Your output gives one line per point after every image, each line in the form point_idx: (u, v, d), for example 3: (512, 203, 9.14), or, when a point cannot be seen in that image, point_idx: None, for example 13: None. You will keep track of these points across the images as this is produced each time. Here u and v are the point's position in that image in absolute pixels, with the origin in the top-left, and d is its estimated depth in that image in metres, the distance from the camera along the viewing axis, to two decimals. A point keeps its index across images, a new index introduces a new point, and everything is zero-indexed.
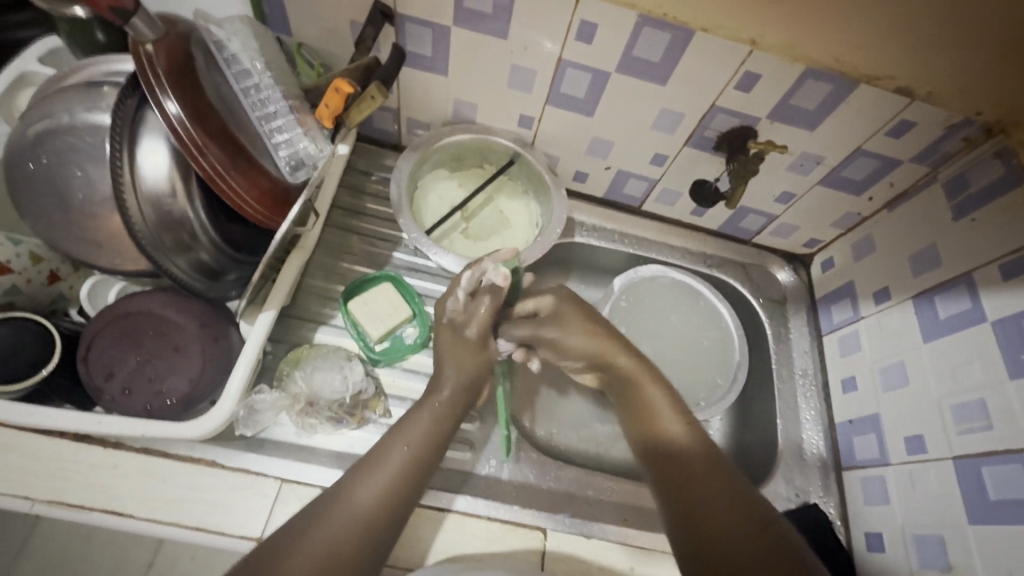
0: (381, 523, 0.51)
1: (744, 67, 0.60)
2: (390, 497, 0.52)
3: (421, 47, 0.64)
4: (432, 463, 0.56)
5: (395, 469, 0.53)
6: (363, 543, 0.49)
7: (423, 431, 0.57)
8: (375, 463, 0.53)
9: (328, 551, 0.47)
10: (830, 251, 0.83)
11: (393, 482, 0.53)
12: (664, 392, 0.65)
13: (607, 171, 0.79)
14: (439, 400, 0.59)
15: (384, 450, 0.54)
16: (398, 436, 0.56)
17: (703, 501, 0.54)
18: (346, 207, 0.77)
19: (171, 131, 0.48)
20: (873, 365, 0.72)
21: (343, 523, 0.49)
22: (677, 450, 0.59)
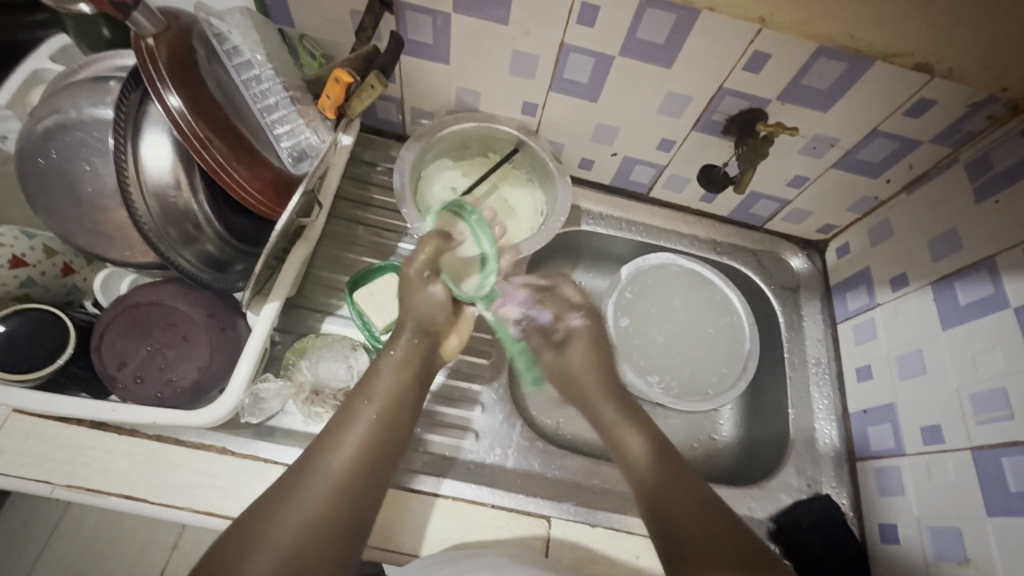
0: (355, 480, 0.52)
1: (753, 45, 0.58)
2: (358, 454, 0.53)
3: (422, 34, 0.64)
4: (398, 422, 0.57)
5: (357, 431, 0.54)
6: (341, 506, 0.50)
7: (381, 392, 0.58)
8: (338, 427, 0.55)
9: (305, 515, 0.48)
10: (845, 237, 0.81)
11: (359, 443, 0.54)
12: (633, 418, 0.66)
13: (614, 157, 0.78)
14: (396, 360, 0.61)
15: (345, 415, 0.56)
16: (359, 402, 0.57)
17: (676, 506, 0.56)
18: (353, 198, 0.78)
19: (173, 124, 0.48)
20: (889, 353, 0.70)
21: (317, 485, 0.50)
22: (646, 466, 0.60)
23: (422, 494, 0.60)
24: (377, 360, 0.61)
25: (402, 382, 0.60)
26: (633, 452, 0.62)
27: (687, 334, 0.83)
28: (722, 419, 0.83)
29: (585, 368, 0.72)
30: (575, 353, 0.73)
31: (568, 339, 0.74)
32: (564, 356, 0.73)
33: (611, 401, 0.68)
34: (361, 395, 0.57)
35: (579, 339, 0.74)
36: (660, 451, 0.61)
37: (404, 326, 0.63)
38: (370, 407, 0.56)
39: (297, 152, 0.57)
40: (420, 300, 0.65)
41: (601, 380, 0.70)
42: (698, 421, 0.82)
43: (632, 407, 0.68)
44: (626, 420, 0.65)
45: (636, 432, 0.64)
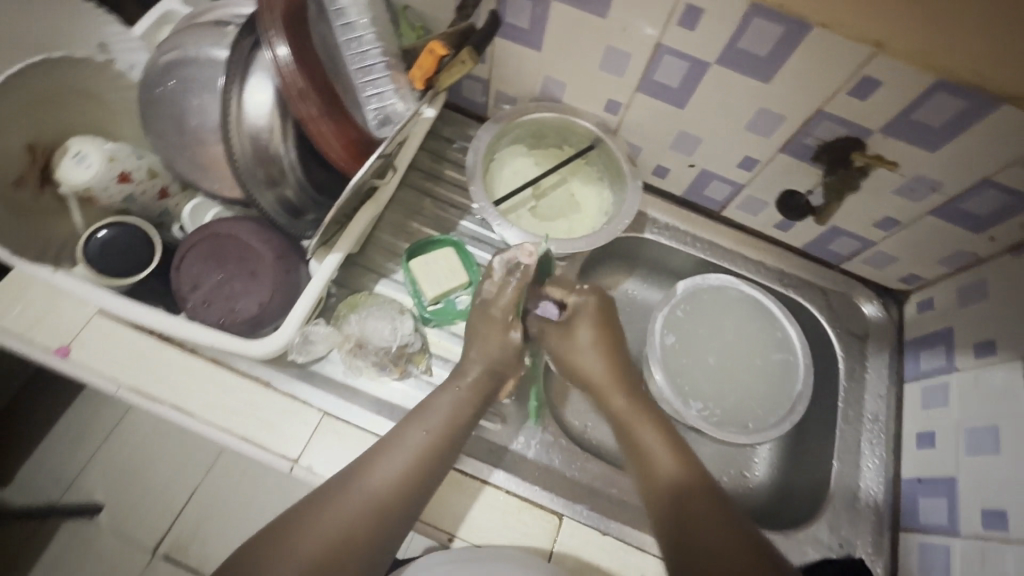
0: (397, 503, 0.52)
1: (863, 70, 0.55)
2: (404, 478, 0.53)
3: (519, 19, 0.64)
4: (449, 454, 0.56)
5: (407, 456, 0.54)
6: (377, 526, 0.50)
7: (439, 420, 0.57)
8: (386, 449, 0.55)
9: (342, 531, 0.49)
10: (931, 291, 0.75)
11: (407, 466, 0.53)
12: (647, 410, 0.63)
13: (690, 169, 0.76)
14: (454, 394, 0.60)
15: (398, 436, 0.55)
16: (412, 426, 0.56)
17: (690, 512, 0.53)
18: (425, 170, 0.80)
19: (277, 74, 0.52)
20: (959, 424, 0.64)
21: (356, 504, 0.50)
22: (657, 467, 0.58)
23: None
24: (439, 390, 0.60)
25: (455, 427, 0.58)
26: (662, 468, 0.57)
27: (736, 363, 0.79)
28: (758, 457, 0.79)
29: (597, 349, 0.66)
30: (582, 335, 0.67)
31: (572, 320, 0.68)
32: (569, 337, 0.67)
33: (622, 389, 0.64)
34: (417, 418, 0.57)
35: (583, 316, 0.67)
36: (680, 469, 0.57)
37: (475, 367, 0.62)
38: (426, 433, 0.56)
39: (382, 116, 0.60)
40: (497, 342, 0.63)
41: (612, 370, 0.65)
42: (731, 454, 0.79)
43: (651, 406, 0.64)
44: (642, 418, 0.62)
45: (655, 439, 0.60)
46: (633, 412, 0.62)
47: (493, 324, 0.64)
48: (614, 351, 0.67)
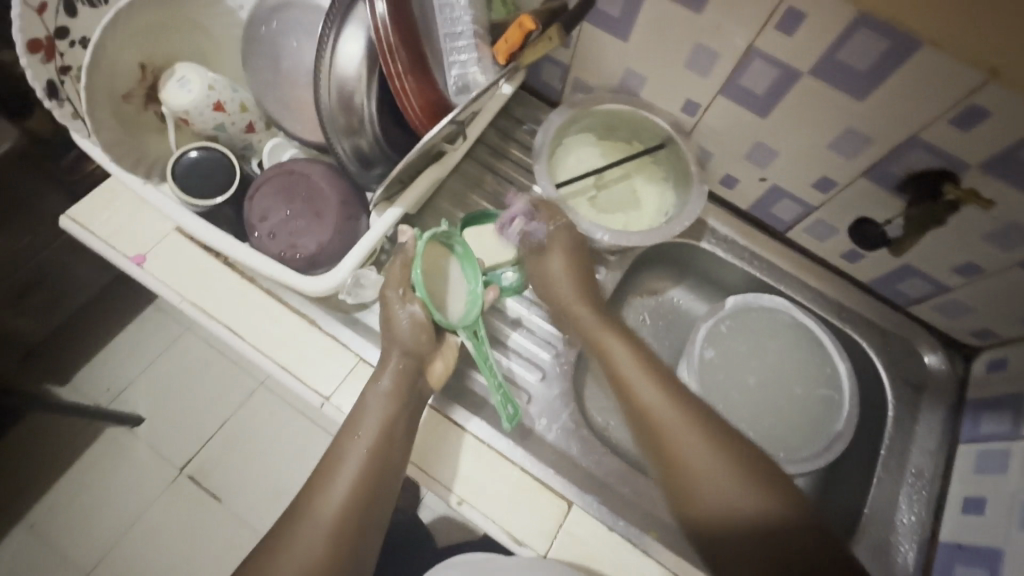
0: (353, 521, 0.54)
1: (970, 98, 0.52)
2: (353, 495, 0.54)
3: (611, 6, 0.64)
4: (389, 460, 0.56)
5: (349, 476, 0.55)
6: (340, 546, 0.53)
7: (371, 427, 0.56)
8: (329, 472, 0.56)
9: (307, 560, 0.51)
10: (1005, 351, 0.69)
11: (352, 483, 0.55)
12: (618, 329, 0.67)
13: (760, 183, 0.74)
14: (380, 394, 0.58)
15: (337, 454, 0.56)
16: (349, 439, 0.57)
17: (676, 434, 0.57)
18: (492, 146, 0.81)
19: (373, 28, 0.54)
20: (1012, 495, 0.59)
21: (307, 536, 0.52)
22: (642, 386, 0.61)
23: (460, 428, 0.62)
24: (365, 394, 0.59)
25: (383, 433, 0.56)
26: (692, 471, 0.55)
27: (777, 389, 0.76)
28: None
29: (564, 269, 0.70)
30: (554, 262, 0.70)
31: (547, 246, 0.71)
32: (544, 266, 0.70)
33: (591, 308, 0.68)
34: (349, 431, 0.57)
35: (561, 247, 0.70)
36: (666, 388, 0.60)
37: (390, 354, 0.60)
38: (361, 448, 0.56)
39: (462, 83, 0.62)
40: (398, 325, 0.60)
41: (582, 287, 0.69)
42: None
43: (615, 320, 0.68)
44: (617, 335, 0.65)
45: (633, 359, 0.63)
46: (601, 327, 0.66)
47: (388, 300, 0.61)
48: (583, 275, 0.70)
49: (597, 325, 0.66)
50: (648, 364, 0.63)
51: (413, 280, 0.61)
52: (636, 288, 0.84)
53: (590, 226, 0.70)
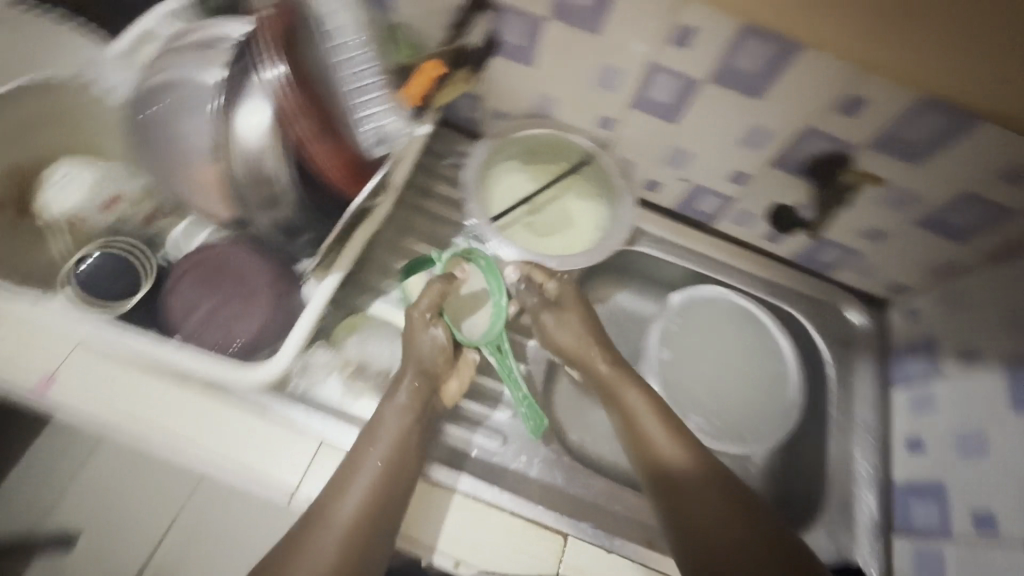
0: (366, 535, 0.52)
1: (850, 89, 0.57)
2: (367, 507, 0.52)
3: (513, 37, 0.65)
4: (408, 466, 0.56)
5: (365, 486, 0.53)
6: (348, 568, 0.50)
7: (389, 434, 0.57)
8: (335, 495, 0.53)
9: None
10: (914, 301, 0.77)
11: (367, 495, 0.53)
12: (628, 372, 0.65)
13: (681, 183, 0.77)
14: (398, 405, 0.59)
15: (350, 467, 0.55)
16: (365, 448, 0.56)
17: (680, 473, 0.58)
18: (418, 188, 0.79)
19: (273, 95, 0.53)
20: (946, 429, 0.66)
21: (304, 575, 0.48)
22: (651, 423, 0.61)
23: (442, 487, 0.60)
24: (380, 406, 0.60)
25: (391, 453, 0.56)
26: (688, 505, 0.56)
27: (735, 375, 0.80)
28: None
29: (577, 321, 0.68)
30: (567, 317, 0.68)
31: (561, 297, 0.69)
32: (557, 317, 0.68)
33: (607, 356, 0.66)
34: (366, 439, 0.57)
35: (569, 301, 0.68)
36: (672, 425, 0.61)
37: (404, 371, 0.61)
38: (378, 456, 0.55)
39: (379, 135, 0.59)
40: (420, 344, 0.63)
41: (591, 335, 0.67)
42: None
43: (627, 365, 0.67)
44: (629, 380, 0.64)
45: (643, 399, 0.63)
46: (617, 375, 0.65)
47: (413, 321, 0.63)
48: (595, 324, 0.68)
49: (604, 370, 0.65)
50: (656, 404, 0.62)
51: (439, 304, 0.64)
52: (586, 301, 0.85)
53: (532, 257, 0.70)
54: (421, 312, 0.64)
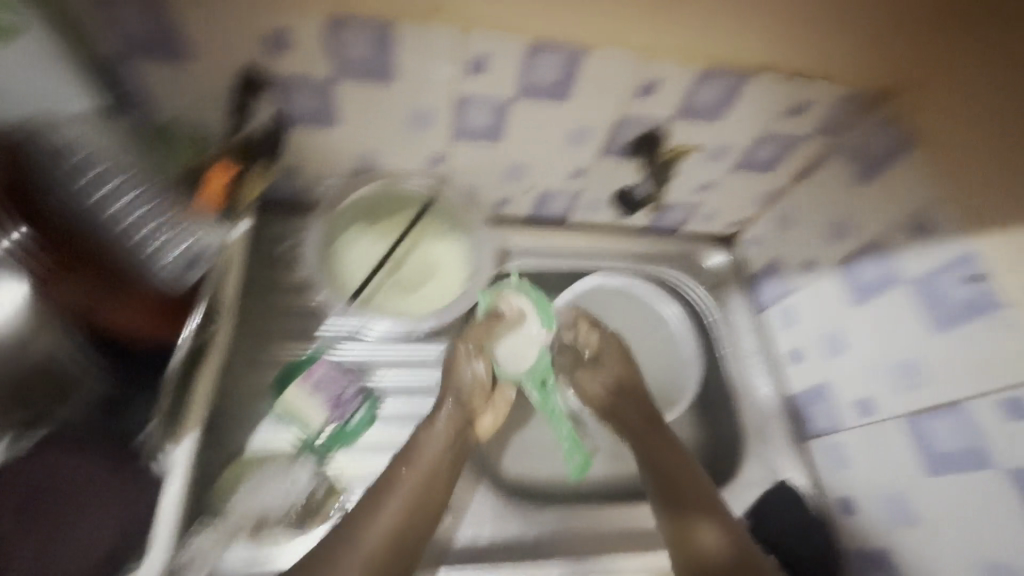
0: (398, 546, 0.56)
1: (643, 75, 0.60)
2: (401, 526, 0.57)
3: (305, 104, 0.59)
4: (437, 490, 0.60)
5: (399, 505, 0.57)
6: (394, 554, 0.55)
7: (426, 460, 0.61)
8: (374, 502, 0.57)
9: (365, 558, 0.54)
10: (753, 229, 0.85)
11: (401, 515, 0.57)
12: (628, 387, 0.73)
13: (528, 192, 0.77)
14: (436, 433, 0.63)
15: (387, 481, 0.59)
16: (400, 468, 0.60)
17: (665, 462, 0.67)
18: (263, 282, 0.70)
19: (22, 262, 0.46)
20: (813, 335, 0.75)
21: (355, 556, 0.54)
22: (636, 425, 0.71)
23: None
24: (418, 432, 0.63)
25: (423, 480, 0.60)
26: (673, 482, 0.65)
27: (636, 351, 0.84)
28: None
29: (623, 369, 0.74)
30: (606, 372, 0.74)
31: (601, 352, 0.75)
32: (601, 365, 0.75)
33: (620, 371, 0.74)
34: (402, 462, 0.60)
35: (608, 352, 0.75)
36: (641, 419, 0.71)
37: (445, 398, 0.66)
38: (411, 481, 0.59)
39: (187, 260, 0.54)
40: (461, 373, 0.67)
41: (618, 359, 0.74)
42: None
43: (632, 385, 0.73)
44: (626, 388, 0.73)
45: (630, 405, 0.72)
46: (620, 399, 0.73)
47: (457, 355, 0.68)
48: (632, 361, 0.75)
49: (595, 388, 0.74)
50: (649, 427, 0.70)
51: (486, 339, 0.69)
52: None
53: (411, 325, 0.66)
54: (473, 351, 0.68)
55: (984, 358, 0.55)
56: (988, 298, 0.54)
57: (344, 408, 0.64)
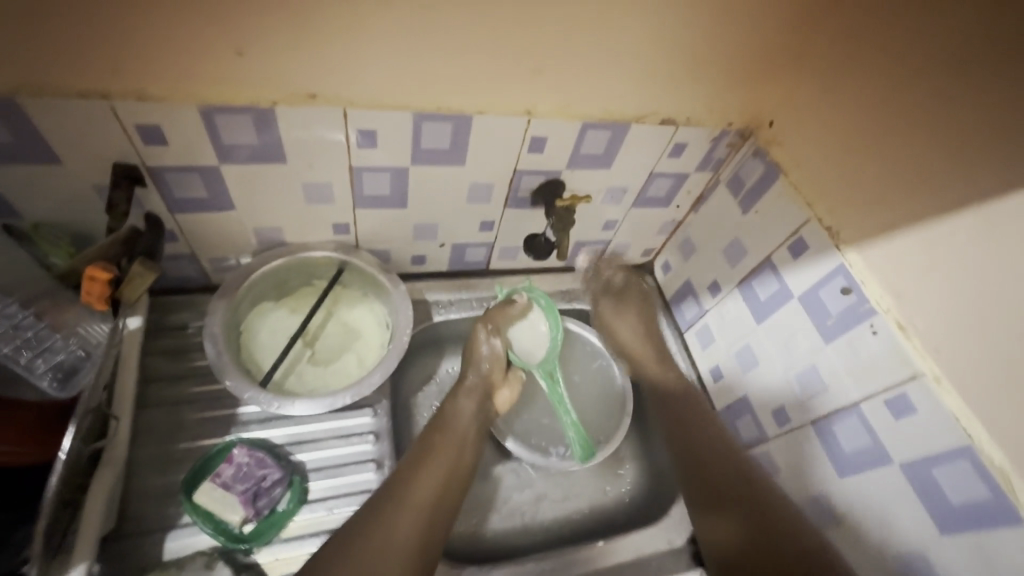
0: (442, 504, 0.62)
1: (528, 133, 0.63)
2: (444, 486, 0.63)
3: (194, 190, 0.58)
4: (465, 459, 0.68)
5: (441, 466, 0.65)
6: (439, 512, 0.61)
7: (456, 434, 0.69)
8: (413, 470, 0.63)
9: (421, 513, 0.60)
10: (664, 256, 0.90)
11: (442, 474, 0.64)
12: (647, 314, 0.86)
13: (442, 248, 0.78)
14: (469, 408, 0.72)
15: (423, 453, 0.65)
16: (435, 436, 0.68)
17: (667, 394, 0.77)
18: (171, 374, 0.67)
19: None
20: (728, 351, 0.78)
21: (411, 509, 0.59)
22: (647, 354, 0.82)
23: None
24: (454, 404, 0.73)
25: (455, 450, 0.67)
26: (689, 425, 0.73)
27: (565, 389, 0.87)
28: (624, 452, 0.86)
29: (636, 309, 0.86)
30: (629, 317, 0.84)
31: (624, 290, 0.87)
32: (616, 320, 0.84)
33: (632, 314, 0.85)
34: (436, 431, 0.68)
35: (631, 300, 0.86)
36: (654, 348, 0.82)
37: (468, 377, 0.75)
38: (449, 448, 0.67)
39: (62, 369, 0.55)
40: (480, 353, 0.76)
41: (637, 309, 0.86)
42: (602, 466, 0.84)
43: (654, 330, 0.85)
44: (637, 320, 0.84)
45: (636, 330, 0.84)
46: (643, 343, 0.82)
47: (475, 337, 0.76)
48: (643, 309, 0.86)
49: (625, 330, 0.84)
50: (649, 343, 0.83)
51: (540, 308, 0.81)
52: (416, 385, 0.84)
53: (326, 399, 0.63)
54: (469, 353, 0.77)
55: (867, 361, 0.58)
56: (861, 306, 0.58)
57: (265, 499, 0.59)
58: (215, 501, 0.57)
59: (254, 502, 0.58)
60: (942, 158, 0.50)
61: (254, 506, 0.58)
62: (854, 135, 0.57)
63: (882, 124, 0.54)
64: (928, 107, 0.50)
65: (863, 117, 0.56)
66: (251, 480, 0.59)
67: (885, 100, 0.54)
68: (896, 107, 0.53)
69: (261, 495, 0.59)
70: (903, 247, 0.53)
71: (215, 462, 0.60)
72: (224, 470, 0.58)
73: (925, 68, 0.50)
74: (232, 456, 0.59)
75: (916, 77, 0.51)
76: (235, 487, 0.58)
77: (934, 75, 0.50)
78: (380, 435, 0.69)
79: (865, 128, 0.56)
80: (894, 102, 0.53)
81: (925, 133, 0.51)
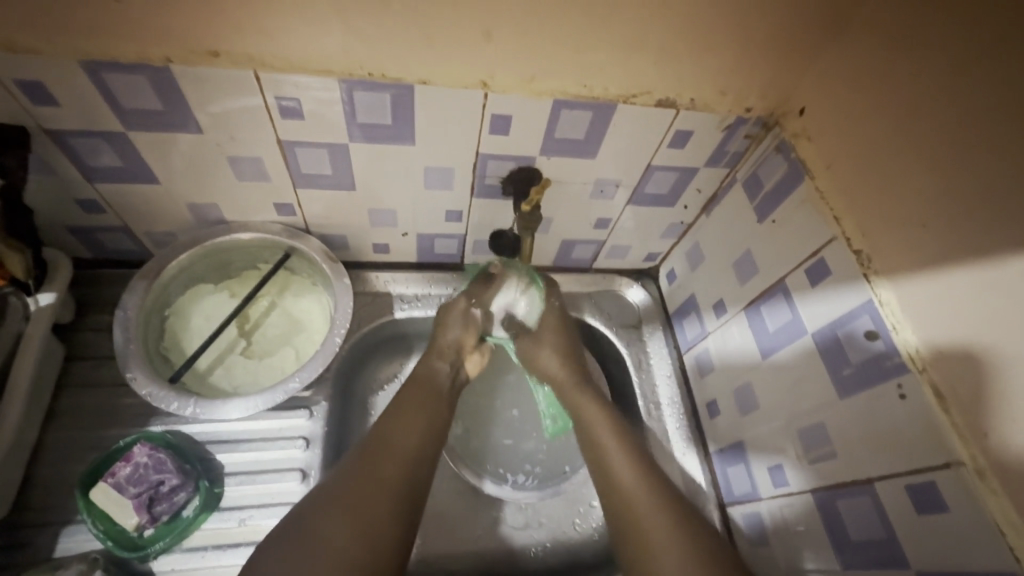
0: (428, 454, 0.55)
1: (488, 110, 0.52)
2: (427, 436, 0.56)
3: (106, 159, 0.52)
4: (446, 420, 0.60)
5: (423, 418, 0.58)
6: (423, 462, 0.54)
7: (435, 391, 0.61)
8: (391, 422, 0.56)
9: (404, 460, 0.53)
10: (670, 262, 0.76)
11: (424, 424, 0.57)
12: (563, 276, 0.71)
13: (406, 237, 0.69)
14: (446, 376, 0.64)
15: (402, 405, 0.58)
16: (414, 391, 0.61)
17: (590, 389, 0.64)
18: (100, 355, 0.63)
19: None
20: (727, 387, 0.65)
21: (393, 458, 0.52)
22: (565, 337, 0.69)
23: None
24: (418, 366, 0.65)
25: (434, 403, 0.60)
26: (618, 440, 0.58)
27: (535, 406, 0.77)
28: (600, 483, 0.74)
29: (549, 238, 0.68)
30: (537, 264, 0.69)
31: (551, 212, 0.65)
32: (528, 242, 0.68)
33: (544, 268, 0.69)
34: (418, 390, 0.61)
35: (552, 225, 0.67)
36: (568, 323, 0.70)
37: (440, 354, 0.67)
38: (427, 402, 0.60)
39: None
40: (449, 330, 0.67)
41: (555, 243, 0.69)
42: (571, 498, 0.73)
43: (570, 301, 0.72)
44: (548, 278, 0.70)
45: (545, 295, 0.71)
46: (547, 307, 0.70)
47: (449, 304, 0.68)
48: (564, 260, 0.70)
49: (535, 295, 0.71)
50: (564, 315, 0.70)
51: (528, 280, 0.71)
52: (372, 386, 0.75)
53: (227, 405, 0.58)
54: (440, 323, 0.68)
55: (887, 431, 0.45)
56: (888, 358, 0.44)
57: (164, 504, 0.55)
58: (108, 502, 0.53)
59: (149, 507, 0.54)
60: (947, 221, 0.39)
61: (150, 511, 0.54)
62: (879, 146, 0.45)
63: (900, 145, 0.43)
64: (931, 170, 0.40)
65: (875, 149, 0.45)
66: (149, 485, 0.54)
67: (909, 115, 0.42)
68: (918, 129, 0.41)
69: (158, 500, 0.55)
70: (951, 297, 0.40)
71: (118, 456, 0.56)
72: (121, 469, 0.54)
73: (991, 65, 0.36)
74: (132, 454, 0.55)
75: (996, 70, 0.36)
76: (129, 489, 0.54)
77: (983, 86, 0.37)
78: (312, 441, 0.62)
79: (876, 157, 0.45)
80: (930, 114, 0.40)
81: (981, 158, 0.37)
